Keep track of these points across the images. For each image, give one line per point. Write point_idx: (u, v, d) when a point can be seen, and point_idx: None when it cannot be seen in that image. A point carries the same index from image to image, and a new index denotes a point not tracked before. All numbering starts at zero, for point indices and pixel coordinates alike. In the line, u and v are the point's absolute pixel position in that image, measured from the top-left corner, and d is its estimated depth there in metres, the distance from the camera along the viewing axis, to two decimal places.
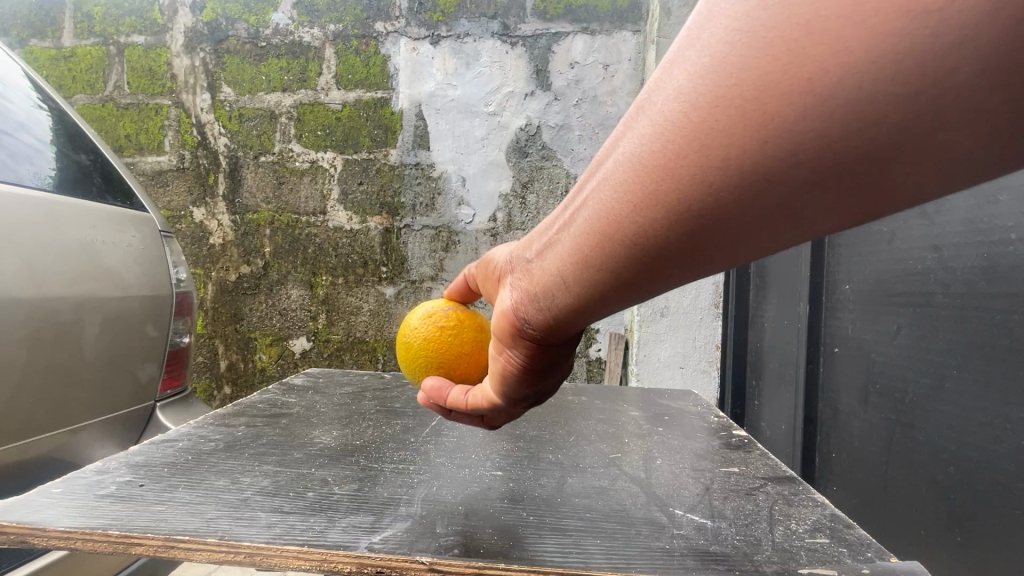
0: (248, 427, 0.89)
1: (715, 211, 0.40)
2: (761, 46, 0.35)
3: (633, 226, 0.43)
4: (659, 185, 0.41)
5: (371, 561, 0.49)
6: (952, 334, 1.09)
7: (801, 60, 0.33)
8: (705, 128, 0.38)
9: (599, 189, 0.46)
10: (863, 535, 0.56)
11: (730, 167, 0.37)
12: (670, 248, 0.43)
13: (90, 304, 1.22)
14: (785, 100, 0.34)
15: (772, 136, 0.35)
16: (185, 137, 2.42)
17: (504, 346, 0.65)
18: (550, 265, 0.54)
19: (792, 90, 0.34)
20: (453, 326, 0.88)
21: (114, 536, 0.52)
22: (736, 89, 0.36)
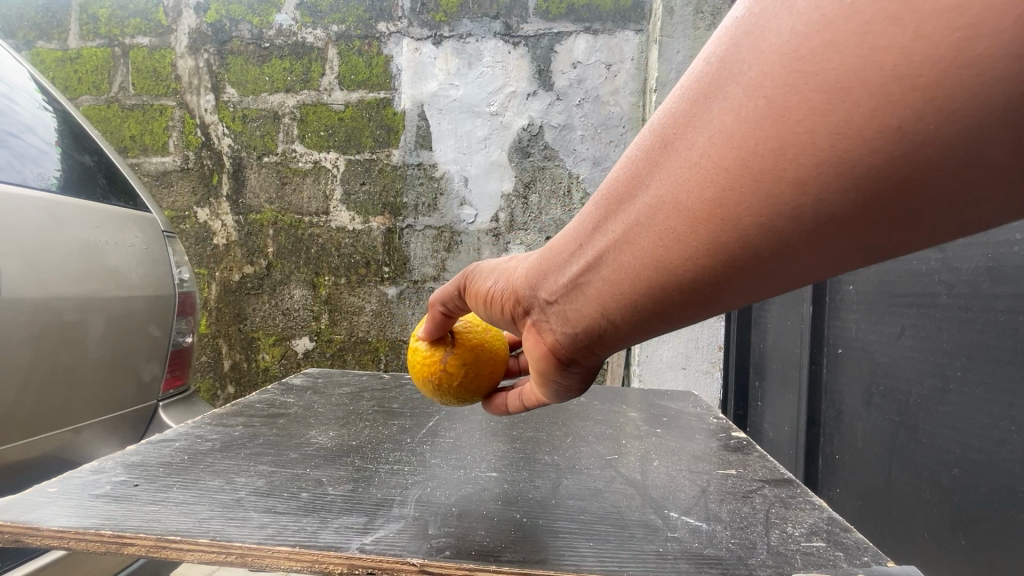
0: (245, 426, 0.89)
1: (753, 244, 0.44)
2: (794, 95, 0.38)
3: (675, 258, 0.48)
4: (699, 220, 0.45)
5: (362, 562, 0.48)
6: (956, 336, 1.08)
7: (835, 111, 0.37)
8: (760, 171, 0.41)
9: (638, 222, 0.50)
10: (860, 539, 0.55)
11: (782, 207, 0.41)
12: (716, 276, 0.47)
13: (94, 303, 1.23)
14: (819, 148, 0.38)
15: (808, 178, 0.39)
16: (189, 138, 2.43)
17: (547, 363, 0.68)
18: (588, 292, 0.58)
19: (852, 140, 0.37)
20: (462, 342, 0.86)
21: (106, 535, 0.52)
22: (773, 134, 0.40)
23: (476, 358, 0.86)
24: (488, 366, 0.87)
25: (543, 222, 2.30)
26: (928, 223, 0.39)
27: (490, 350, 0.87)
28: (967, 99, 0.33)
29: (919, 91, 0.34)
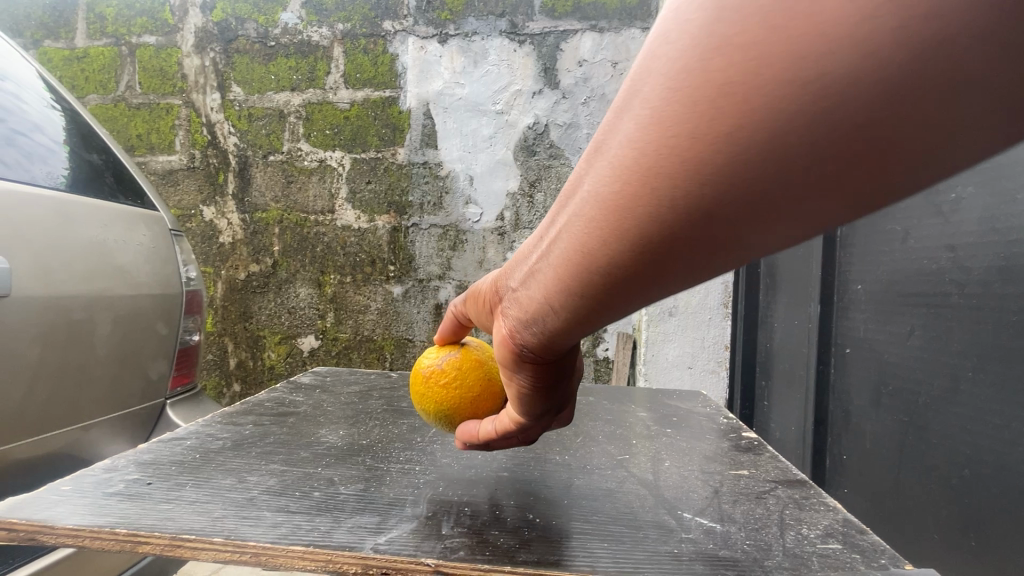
0: (256, 425, 0.89)
1: (696, 227, 0.40)
2: (699, 72, 0.36)
3: (615, 253, 0.44)
4: (631, 212, 0.42)
5: (377, 562, 0.48)
6: (968, 336, 1.07)
7: (745, 80, 0.34)
8: (688, 143, 0.37)
9: (575, 223, 0.46)
10: (876, 541, 0.55)
11: (720, 178, 0.37)
12: (671, 264, 0.43)
13: (102, 302, 1.24)
14: (736, 122, 0.35)
15: (737, 151, 0.36)
16: (196, 137, 2.44)
17: (510, 369, 0.64)
18: (538, 295, 0.54)
19: (777, 94, 0.34)
20: (464, 361, 0.85)
21: (121, 534, 0.52)
22: (687, 117, 0.37)
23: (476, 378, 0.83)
24: (487, 390, 0.82)
25: None
26: (898, 171, 0.34)
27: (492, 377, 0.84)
28: (871, 40, 0.30)
29: (821, 41, 0.32)
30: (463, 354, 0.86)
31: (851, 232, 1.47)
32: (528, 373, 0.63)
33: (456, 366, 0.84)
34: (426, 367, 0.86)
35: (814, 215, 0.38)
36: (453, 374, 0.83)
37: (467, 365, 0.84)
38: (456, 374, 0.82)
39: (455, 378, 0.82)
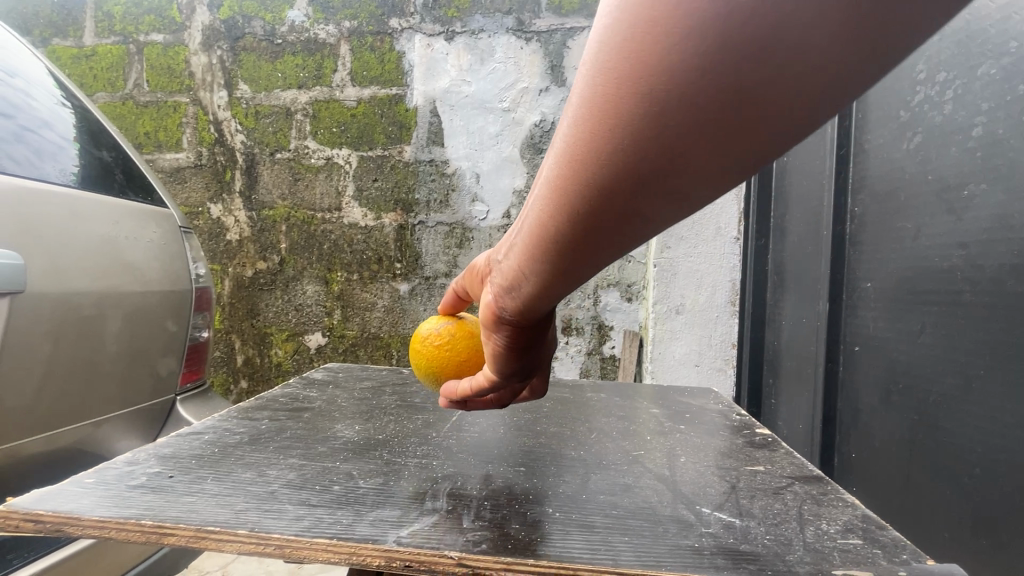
0: (272, 420, 0.90)
1: (626, 191, 0.44)
2: (601, 57, 0.40)
3: (564, 223, 0.48)
4: (567, 186, 0.46)
5: (401, 555, 0.49)
6: (981, 333, 1.06)
7: (634, 60, 0.38)
8: (626, 103, 0.40)
9: (532, 200, 0.51)
10: (897, 537, 0.55)
11: (649, 140, 0.40)
12: (615, 225, 0.47)
13: (113, 298, 1.24)
14: (635, 98, 0.39)
15: (641, 123, 0.40)
16: (203, 134, 2.45)
17: (488, 330, 0.66)
18: (509, 269, 0.58)
19: (678, 63, 0.36)
20: (459, 330, 0.89)
21: (147, 526, 0.53)
22: (598, 97, 0.41)
23: (464, 349, 0.87)
24: (472, 361, 0.87)
25: None
26: (787, 116, 0.38)
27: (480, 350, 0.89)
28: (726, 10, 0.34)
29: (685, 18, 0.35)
30: (460, 322, 0.90)
31: (861, 229, 1.46)
32: (506, 337, 0.65)
33: (450, 333, 0.88)
34: (425, 326, 0.92)
35: (743, 158, 0.41)
36: (445, 340, 0.88)
37: (460, 335, 0.88)
38: (447, 342, 0.88)
39: (446, 344, 0.87)
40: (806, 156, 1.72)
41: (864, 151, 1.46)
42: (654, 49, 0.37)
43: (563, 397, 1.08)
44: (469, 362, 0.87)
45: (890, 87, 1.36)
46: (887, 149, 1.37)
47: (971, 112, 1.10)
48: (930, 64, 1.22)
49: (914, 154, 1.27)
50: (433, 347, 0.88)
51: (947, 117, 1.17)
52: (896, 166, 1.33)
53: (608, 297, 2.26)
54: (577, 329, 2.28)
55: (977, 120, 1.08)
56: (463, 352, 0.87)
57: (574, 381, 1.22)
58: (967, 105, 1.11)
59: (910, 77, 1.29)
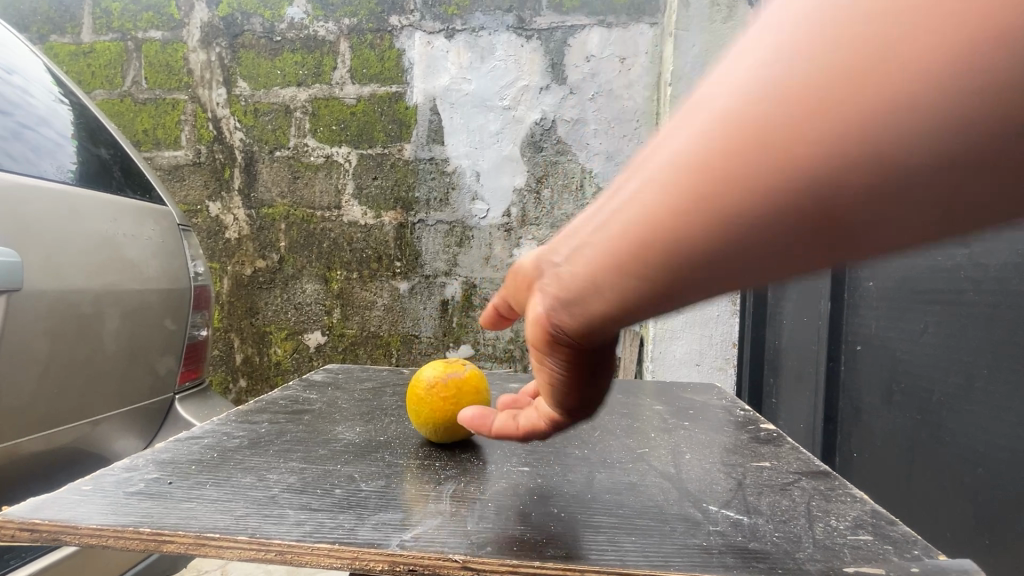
0: (271, 423, 0.89)
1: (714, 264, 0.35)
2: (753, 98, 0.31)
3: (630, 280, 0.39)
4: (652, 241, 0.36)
5: (404, 560, 0.48)
6: (985, 334, 1.06)
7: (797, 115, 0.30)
8: (771, 168, 0.31)
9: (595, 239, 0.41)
10: (908, 532, 0.54)
11: (774, 218, 0.32)
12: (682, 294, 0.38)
13: (111, 296, 1.23)
14: (783, 162, 0.31)
15: (774, 194, 0.32)
16: (201, 132, 2.44)
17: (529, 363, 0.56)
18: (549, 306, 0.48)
19: (854, 136, 0.29)
20: (467, 385, 0.83)
21: (145, 534, 0.52)
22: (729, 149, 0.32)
23: (468, 405, 0.80)
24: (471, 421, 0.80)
25: (556, 217, 2.28)
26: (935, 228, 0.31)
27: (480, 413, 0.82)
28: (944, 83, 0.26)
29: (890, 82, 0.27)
30: (467, 377, 0.84)
31: None
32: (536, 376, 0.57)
33: (458, 385, 0.82)
34: (428, 372, 0.84)
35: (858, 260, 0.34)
36: (451, 390, 0.81)
37: (468, 389, 0.82)
38: (454, 393, 0.80)
39: (452, 394, 0.80)
40: None
41: None
42: (828, 112, 0.29)
43: None
44: (468, 421, 0.80)
45: None
46: None
47: None
48: None
49: None
50: (436, 395, 0.80)
51: None
52: None
53: None
54: None
55: None
56: (465, 408, 0.80)
57: None
58: None
59: None
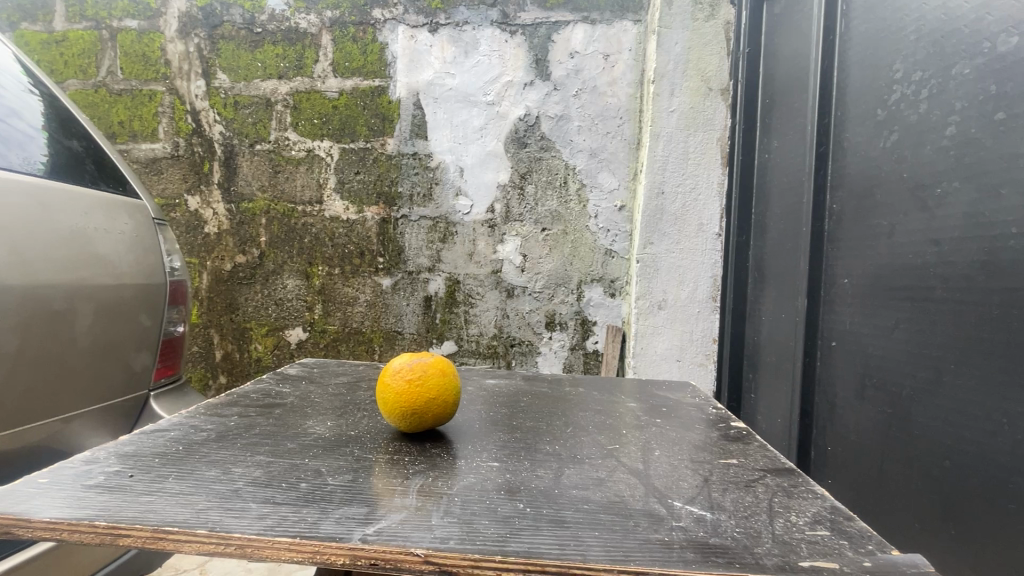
0: (241, 417, 0.88)
1: None
2: None
3: None
4: None
5: (366, 554, 0.48)
6: (951, 329, 1.08)
7: None
8: None
9: None
10: (864, 527, 0.55)
11: None
12: None
13: (84, 291, 1.21)
14: None
15: None
16: (180, 124, 2.39)
17: None
18: None
19: None
20: (433, 370, 0.80)
21: (101, 527, 0.51)
22: None
23: (435, 389, 0.79)
24: (438, 404, 0.79)
25: (540, 213, 2.28)
26: None
27: (448, 397, 0.81)
28: None
29: None
30: (434, 363, 0.81)
31: (839, 226, 1.48)
32: None
33: (423, 370, 0.79)
34: (393, 361, 0.82)
35: None
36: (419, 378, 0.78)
37: (434, 374, 0.79)
38: (420, 378, 0.78)
39: (417, 379, 0.78)
40: (787, 152, 1.73)
41: (842, 148, 1.47)
42: None
43: (541, 392, 1.08)
44: (435, 404, 0.79)
45: (869, 85, 1.37)
46: (864, 146, 1.38)
47: (946, 111, 1.11)
48: (907, 63, 1.24)
49: (891, 152, 1.28)
50: (401, 380, 0.78)
51: (922, 116, 1.18)
52: (874, 163, 1.35)
53: (591, 293, 2.27)
54: (560, 324, 2.29)
55: (951, 119, 1.10)
56: (432, 393, 0.78)
57: (552, 375, 1.22)
58: (941, 103, 1.12)
59: (888, 76, 1.31)
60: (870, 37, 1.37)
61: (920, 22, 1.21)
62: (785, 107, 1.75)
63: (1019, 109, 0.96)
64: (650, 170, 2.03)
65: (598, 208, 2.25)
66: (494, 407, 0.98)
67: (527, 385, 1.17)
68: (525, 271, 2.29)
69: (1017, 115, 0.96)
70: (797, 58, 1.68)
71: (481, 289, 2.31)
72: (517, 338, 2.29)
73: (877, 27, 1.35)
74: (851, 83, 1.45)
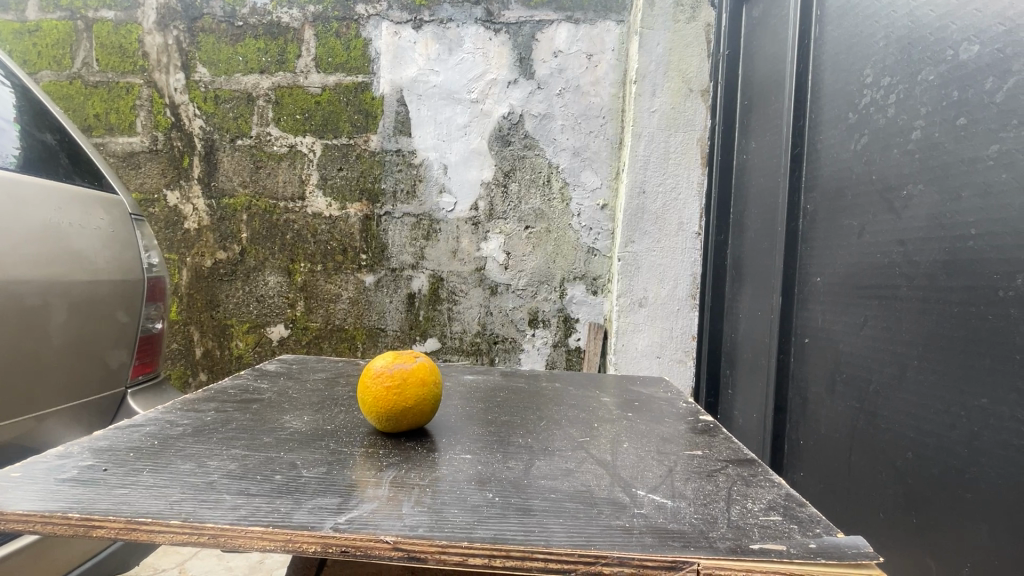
0: (217, 412, 0.88)
1: None
2: None
3: None
4: None
5: (337, 541, 0.50)
6: (913, 326, 1.12)
7: None
8: None
9: None
10: (814, 513, 0.59)
11: None
12: None
13: (58, 287, 1.19)
14: None
15: None
16: (159, 118, 2.35)
17: None
18: None
19: None
20: (417, 388, 0.80)
21: (74, 518, 0.52)
22: None
23: (409, 405, 0.79)
24: (415, 409, 0.80)
25: (523, 211, 2.29)
26: None
27: (426, 403, 0.81)
28: None
29: None
30: (422, 374, 0.81)
31: (812, 226, 1.52)
32: None
33: (409, 383, 0.79)
34: (395, 362, 0.81)
35: None
36: (402, 389, 0.78)
37: (415, 391, 0.79)
38: (398, 383, 0.78)
39: (396, 384, 0.78)
40: (764, 153, 1.77)
41: (816, 150, 1.51)
42: None
43: (518, 388, 1.10)
44: (411, 412, 0.79)
45: (841, 89, 1.41)
46: (836, 149, 1.42)
47: (912, 116, 1.15)
48: (877, 69, 1.28)
49: (861, 155, 1.33)
50: (382, 384, 0.78)
51: (890, 120, 1.22)
52: (845, 166, 1.39)
53: (574, 291, 2.29)
54: (543, 321, 2.31)
55: (916, 123, 1.14)
56: (409, 400, 0.79)
57: (530, 371, 1.25)
58: (908, 108, 1.16)
59: (859, 81, 1.35)
60: (843, 42, 1.41)
61: (890, 29, 1.24)
62: (763, 109, 1.79)
63: (978, 115, 0.99)
64: (631, 169, 2.06)
65: (580, 207, 2.27)
66: (472, 402, 1.00)
67: (505, 380, 1.19)
68: (508, 269, 2.30)
69: (976, 121, 1.00)
70: (774, 62, 1.72)
71: (464, 287, 2.31)
72: (500, 335, 2.31)
73: (849, 32, 1.39)
74: (825, 87, 1.49)
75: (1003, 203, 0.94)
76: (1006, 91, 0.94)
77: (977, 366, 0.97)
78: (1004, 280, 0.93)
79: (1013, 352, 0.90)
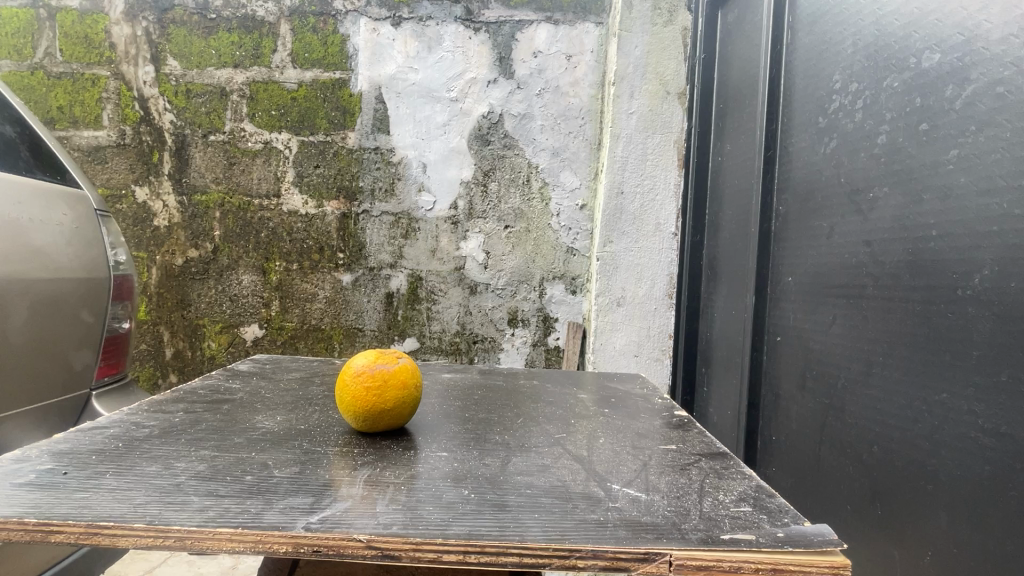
0: (186, 412, 0.86)
1: None
2: None
3: None
4: None
5: (309, 540, 0.50)
6: (878, 324, 1.16)
7: None
8: None
9: None
10: (782, 503, 0.60)
11: None
12: None
13: (17, 285, 1.15)
14: None
15: None
16: (127, 112, 2.28)
17: None
18: None
19: None
20: (400, 392, 0.79)
21: (31, 524, 0.50)
22: None
23: (389, 407, 0.78)
24: (396, 411, 0.79)
25: (503, 210, 2.29)
26: None
27: (406, 405, 0.80)
28: None
29: None
30: (404, 375, 0.81)
31: (784, 227, 1.56)
32: None
33: (390, 382, 0.78)
34: (384, 364, 0.80)
35: None
36: (386, 390, 0.78)
37: (399, 393, 0.79)
38: (379, 384, 0.77)
39: (376, 386, 0.77)
40: (738, 156, 1.81)
41: (788, 153, 1.55)
42: None
43: (496, 386, 1.10)
44: (391, 414, 0.79)
45: (811, 94, 1.45)
46: (807, 152, 1.46)
47: (877, 121, 1.19)
48: (845, 74, 1.32)
49: (831, 158, 1.36)
50: (361, 383, 0.77)
51: (857, 124, 1.26)
52: (815, 168, 1.42)
53: (553, 290, 2.30)
54: (523, 321, 2.31)
55: (882, 128, 1.17)
56: (390, 401, 0.78)
57: (507, 369, 1.25)
58: (874, 113, 1.20)
59: (829, 86, 1.38)
60: (814, 48, 1.45)
61: (857, 36, 1.28)
62: (737, 112, 1.83)
63: (939, 121, 1.03)
64: (610, 170, 2.08)
65: (560, 207, 2.28)
66: (449, 400, 1.00)
67: (482, 379, 1.18)
68: (488, 268, 2.30)
69: (937, 126, 1.03)
70: (747, 65, 1.76)
71: (444, 286, 2.30)
72: (479, 335, 2.31)
73: (820, 39, 1.42)
74: (796, 92, 1.53)
75: (961, 206, 0.98)
76: (966, 99, 0.98)
77: (938, 361, 1.00)
78: (962, 279, 0.97)
79: (970, 348, 0.94)
